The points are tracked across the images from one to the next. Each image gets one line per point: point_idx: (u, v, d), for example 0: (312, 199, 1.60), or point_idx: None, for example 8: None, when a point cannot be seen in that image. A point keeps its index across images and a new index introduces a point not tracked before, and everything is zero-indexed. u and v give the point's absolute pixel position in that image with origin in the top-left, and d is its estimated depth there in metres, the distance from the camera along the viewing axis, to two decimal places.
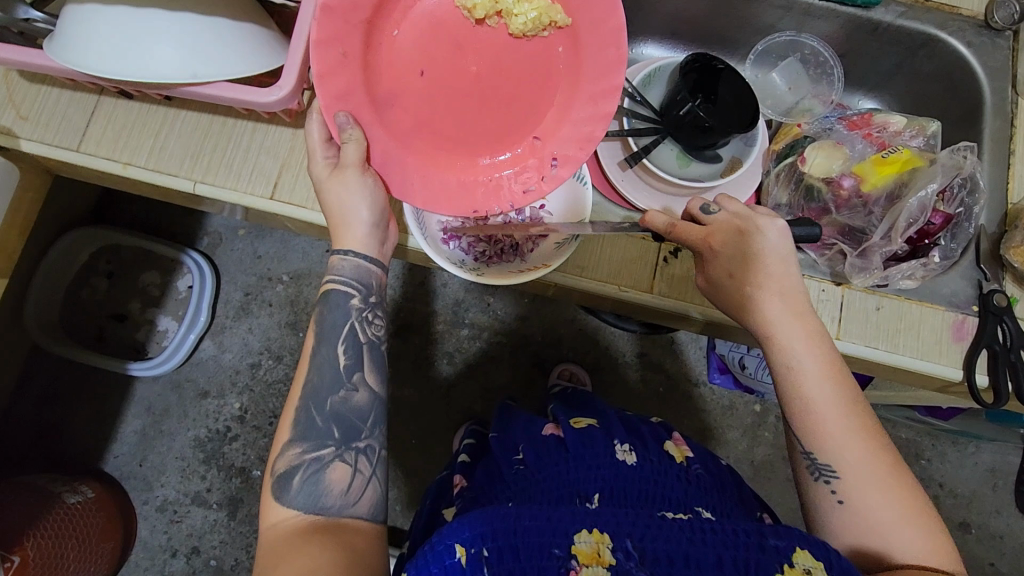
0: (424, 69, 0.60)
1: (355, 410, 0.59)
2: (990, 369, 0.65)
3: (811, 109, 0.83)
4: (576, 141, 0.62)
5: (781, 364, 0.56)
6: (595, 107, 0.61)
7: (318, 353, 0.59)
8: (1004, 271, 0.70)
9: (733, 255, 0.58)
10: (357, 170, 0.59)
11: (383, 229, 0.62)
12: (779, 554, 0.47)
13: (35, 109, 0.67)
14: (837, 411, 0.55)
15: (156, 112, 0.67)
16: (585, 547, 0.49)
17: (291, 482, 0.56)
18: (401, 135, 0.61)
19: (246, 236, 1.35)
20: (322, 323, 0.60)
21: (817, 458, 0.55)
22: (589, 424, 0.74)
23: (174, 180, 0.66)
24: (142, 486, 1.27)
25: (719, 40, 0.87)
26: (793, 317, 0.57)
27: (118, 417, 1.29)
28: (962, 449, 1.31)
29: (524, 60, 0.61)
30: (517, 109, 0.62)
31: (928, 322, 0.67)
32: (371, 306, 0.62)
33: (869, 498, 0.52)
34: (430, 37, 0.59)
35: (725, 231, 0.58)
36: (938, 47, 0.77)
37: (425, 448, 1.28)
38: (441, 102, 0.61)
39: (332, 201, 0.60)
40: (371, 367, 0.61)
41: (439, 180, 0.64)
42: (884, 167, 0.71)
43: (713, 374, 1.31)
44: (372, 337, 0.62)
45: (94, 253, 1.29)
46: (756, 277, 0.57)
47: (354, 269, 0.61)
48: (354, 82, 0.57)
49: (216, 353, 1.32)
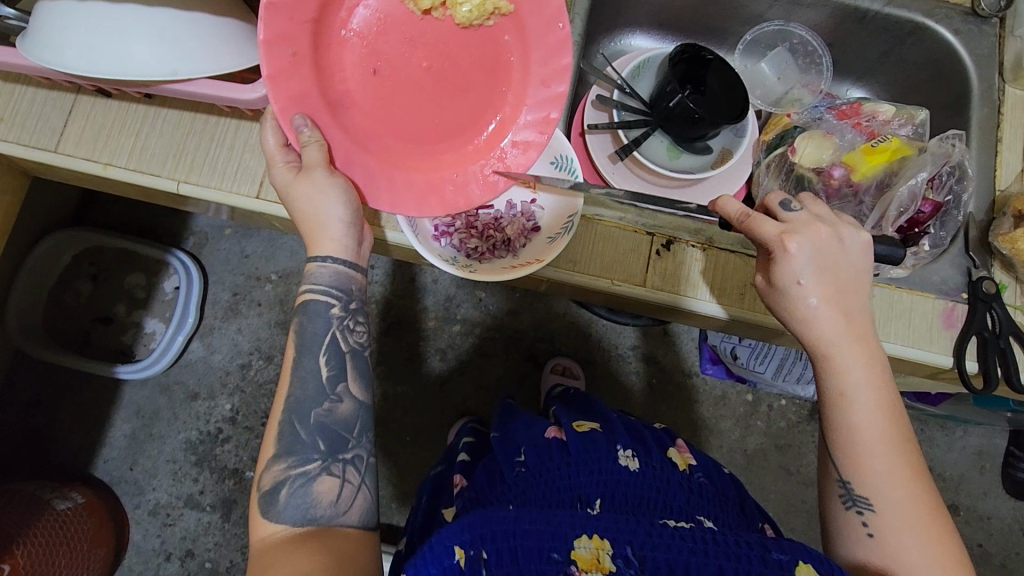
0: (378, 68, 0.58)
1: (339, 421, 0.57)
2: (980, 357, 0.65)
3: (800, 99, 0.84)
4: (537, 125, 0.60)
5: (833, 389, 0.55)
6: (549, 90, 0.59)
7: (300, 364, 0.57)
8: (992, 258, 0.70)
9: (806, 262, 0.54)
10: (324, 171, 0.56)
11: (359, 229, 0.60)
12: (783, 569, 0.47)
13: (11, 110, 0.65)
14: (885, 445, 0.53)
15: (136, 111, 0.66)
16: (584, 553, 0.48)
17: (277, 497, 0.54)
18: (362, 136, 0.59)
19: (232, 236, 1.33)
20: (303, 334, 0.58)
21: (854, 488, 0.53)
22: (591, 428, 0.75)
23: (157, 180, 0.65)
24: (134, 490, 1.26)
25: (708, 30, 0.86)
26: (854, 338, 0.55)
27: (107, 421, 1.27)
28: (950, 433, 1.33)
29: (473, 49, 0.59)
30: (474, 100, 0.60)
31: (919, 309, 0.68)
32: (352, 313, 0.60)
33: (903, 536, 0.51)
34: (380, 36, 0.57)
35: (806, 234, 0.54)
36: (926, 35, 0.77)
37: (419, 445, 1.27)
38: (397, 101, 0.59)
39: (300, 204, 0.58)
40: (355, 377, 0.59)
41: (408, 182, 0.60)
42: (874, 156, 0.71)
43: (705, 364, 1.31)
44: (354, 345, 0.60)
45: (76, 256, 1.26)
46: (824, 287, 0.54)
47: (333, 276, 0.59)
48: (308, 85, 0.55)
49: (205, 355, 1.30)
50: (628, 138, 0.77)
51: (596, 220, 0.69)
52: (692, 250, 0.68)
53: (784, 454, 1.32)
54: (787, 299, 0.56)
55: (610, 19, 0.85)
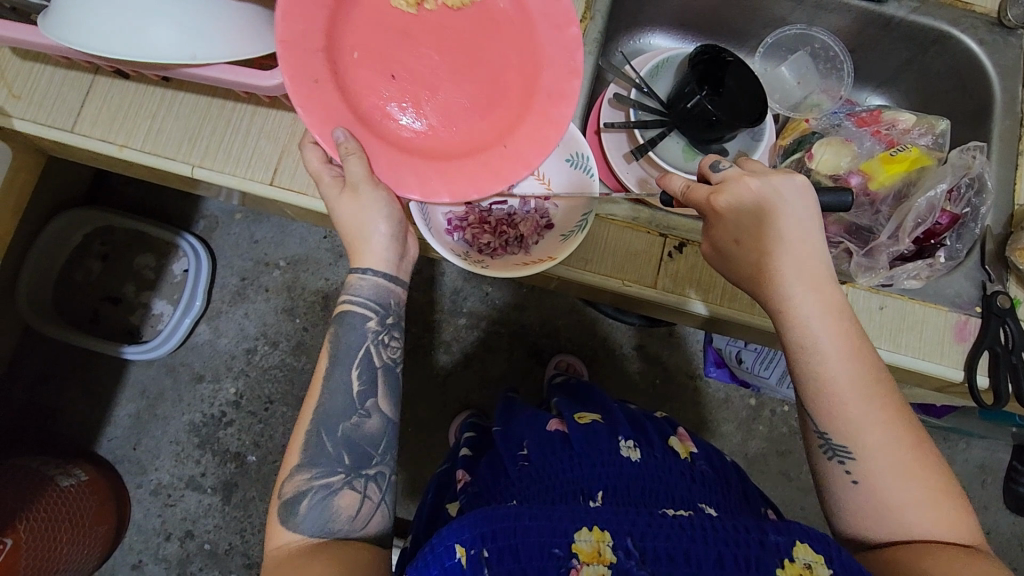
0: (394, 72, 0.58)
1: (366, 436, 0.57)
2: (991, 371, 0.65)
3: (818, 105, 0.83)
4: (564, 75, 0.58)
5: (795, 340, 0.53)
6: (563, 34, 0.58)
7: (331, 375, 0.57)
8: (1008, 273, 0.70)
9: (740, 220, 0.54)
10: (368, 185, 0.56)
11: (401, 241, 0.60)
12: (778, 551, 0.47)
13: (28, 87, 0.65)
14: (856, 390, 0.51)
15: (152, 94, 0.65)
16: (586, 546, 0.48)
17: (298, 507, 0.54)
18: (398, 142, 0.58)
19: (242, 221, 1.33)
20: (337, 343, 0.58)
21: (831, 438, 0.52)
22: (592, 419, 0.75)
23: (171, 164, 0.65)
24: (137, 469, 1.27)
25: (728, 31, 0.85)
26: (807, 283, 0.53)
27: (113, 400, 1.29)
28: (953, 445, 1.32)
29: (475, 26, 0.60)
30: (495, 71, 0.60)
31: (931, 322, 0.67)
32: (388, 328, 0.60)
33: (886, 477, 0.50)
34: (382, 41, 0.58)
35: (735, 192, 0.53)
36: (950, 44, 0.76)
37: (421, 436, 1.28)
38: (423, 97, 0.59)
39: (344, 219, 0.58)
40: (385, 393, 0.59)
41: (456, 171, 0.58)
42: (892, 165, 0.70)
43: (710, 367, 1.31)
44: (387, 360, 0.59)
45: (87, 234, 1.27)
46: (765, 239, 0.53)
47: (373, 289, 0.59)
48: (337, 104, 0.55)
49: (211, 338, 1.31)
50: (644, 138, 0.76)
51: (609, 219, 0.68)
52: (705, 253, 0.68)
53: (785, 460, 1.32)
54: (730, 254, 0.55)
55: (631, 16, 0.84)
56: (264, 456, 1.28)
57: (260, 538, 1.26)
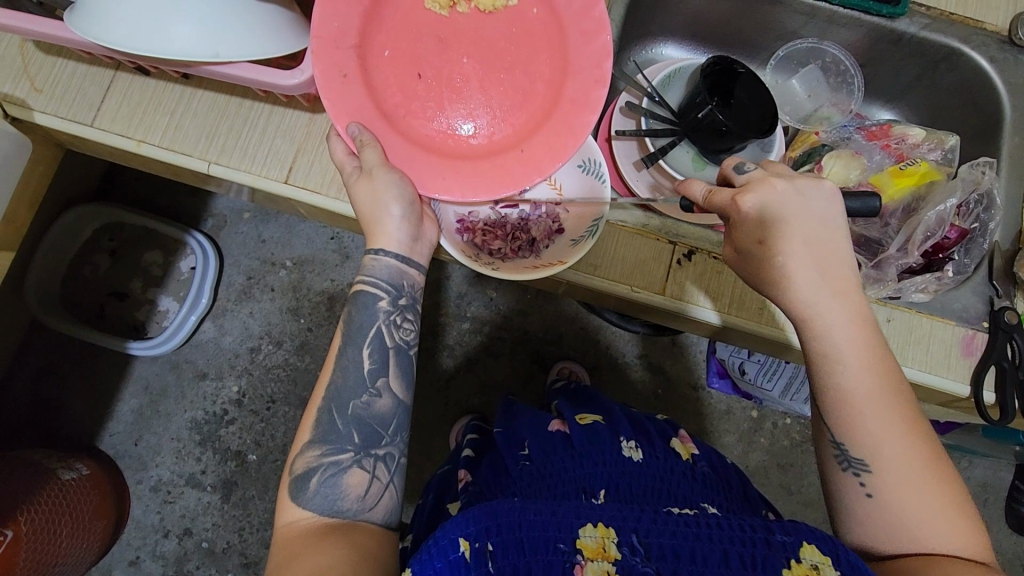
0: (421, 72, 0.60)
1: (377, 416, 0.57)
2: (998, 387, 0.65)
3: (829, 118, 0.83)
4: (588, 83, 0.58)
5: (818, 350, 0.53)
6: (592, 43, 0.58)
7: (344, 353, 0.57)
8: (1016, 288, 0.69)
9: (762, 221, 0.53)
10: (383, 171, 0.57)
11: (416, 224, 0.60)
12: (785, 550, 0.47)
13: (50, 81, 0.65)
14: (878, 404, 0.51)
15: (172, 91, 0.66)
16: (591, 542, 0.49)
17: (308, 483, 0.54)
18: (418, 139, 0.60)
19: (250, 220, 1.34)
20: (351, 323, 0.58)
21: (848, 449, 0.52)
22: (594, 420, 0.75)
23: (188, 159, 0.65)
24: (137, 465, 1.27)
25: (740, 44, 0.86)
26: (834, 293, 0.53)
27: (116, 395, 1.29)
28: (955, 463, 1.31)
29: (506, 30, 0.61)
30: (521, 76, 0.61)
31: (938, 336, 0.67)
32: (400, 309, 0.60)
33: (900, 493, 0.50)
34: (415, 42, 0.60)
35: (761, 191, 0.53)
36: (961, 61, 0.77)
37: (421, 439, 1.28)
38: (447, 97, 0.61)
39: (361, 201, 0.58)
40: (396, 374, 0.58)
41: (472, 171, 0.60)
42: (901, 179, 0.71)
43: (712, 378, 1.31)
44: (400, 342, 0.59)
45: (97, 230, 1.28)
46: (790, 245, 0.52)
47: (387, 270, 0.59)
48: (362, 99, 0.57)
49: (216, 335, 1.31)
50: (654, 147, 0.76)
51: (619, 225, 0.69)
52: (714, 261, 0.68)
53: (785, 473, 1.32)
54: (755, 259, 0.55)
55: (643, 26, 0.85)
56: (264, 455, 1.29)
57: (258, 537, 1.26)
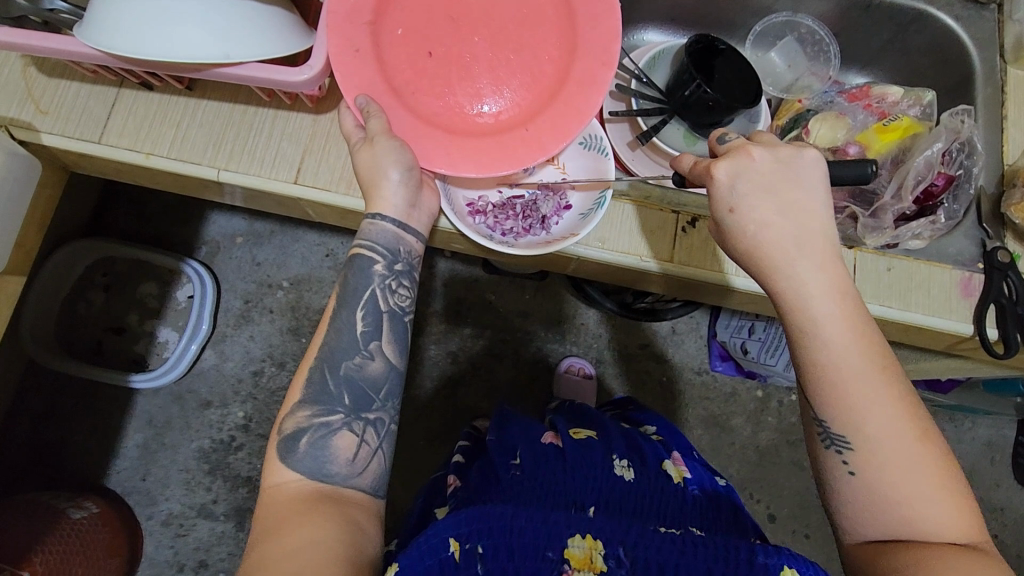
0: (432, 50, 0.63)
1: (369, 380, 0.58)
2: (999, 323, 0.67)
3: (809, 87, 0.87)
4: (598, 57, 0.61)
5: (797, 327, 0.53)
6: (603, 22, 0.61)
7: (338, 316, 0.59)
8: (1005, 229, 0.73)
9: (735, 187, 0.54)
10: (387, 138, 0.59)
11: (415, 192, 0.61)
12: (768, 571, 0.49)
13: (54, 103, 0.66)
14: (861, 379, 0.51)
15: (177, 102, 0.67)
16: (578, 552, 0.52)
17: (297, 443, 0.55)
18: (424, 114, 0.62)
19: (244, 244, 1.34)
20: (346, 286, 0.60)
21: (831, 428, 0.52)
22: (587, 435, 0.76)
23: (197, 167, 0.66)
24: (146, 501, 1.25)
25: (718, 23, 0.90)
26: (816, 266, 0.53)
27: (120, 431, 1.27)
28: (959, 424, 1.34)
29: (518, 12, 0.63)
30: (530, 56, 0.63)
31: (938, 280, 0.70)
32: (396, 274, 0.61)
33: (883, 470, 0.51)
34: (427, 22, 0.63)
35: (734, 159, 0.54)
36: (928, 22, 0.81)
37: (433, 449, 1.27)
38: (455, 75, 0.63)
39: (363, 166, 0.59)
40: (390, 339, 0.60)
41: (475, 146, 0.61)
42: (886, 135, 0.75)
43: (714, 361, 1.33)
44: (394, 307, 0.61)
45: (90, 266, 1.28)
46: (760, 215, 0.53)
47: (382, 234, 0.61)
48: (372, 74, 0.60)
49: (217, 362, 1.31)
50: (646, 126, 0.79)
51: (624, 200, 0.71)
52: None
53: (796, 450, 1.33)
54: (727, 230, 0.55)
55: None
56: None
57: None
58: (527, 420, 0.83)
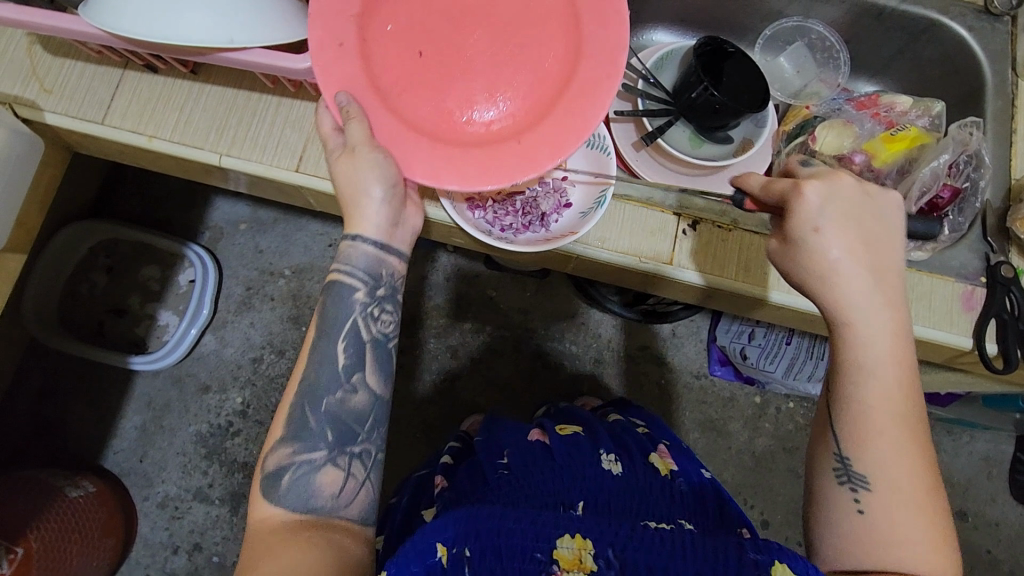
0: (423, 48, 0.61)
1: (352, 412, 0.59)
2: (999, 338, 0.67)
3: (817, 94, 0.85)
4: (598, 66, 0.59)
5: (849, 360, 0.54)
6: (607, 32, 0.59)
7: (318, 349, 0.59)
8: (1009, 244, 0.72)
9: (825, 209, 0.53)
10: (367, 148, 0.58)
11: (394, 209, 0.62)
12: (759, 568, 0.49)
13: (59, 83, 0.66)
14: (892, 425, 0.53)
15: (181, 86, 0.67)
16: (567, 553, 0.51)
17: (281, 480, 0.56)
18: (408, 116, 0.61)
19: (247, 231, 1.35)
20: (326, 316, 0.60)
21: (852, 463, 0.54)
22: (574, 431, 0.77)
23: (199, 152, 0.66)
24: (143, 482, 1.26)
25: (728, 26, 0.89)
26: (883, 306, 0.54)
27: (119, 412, 1.28)
28: (957, 438, 1.33)
29: (518, 14, 0.61)
30: (527, 61, 0.61)
31: (939, 292, 0.69)
32: (378, 300, 0.61)
33: (893, 513, 0.52)
34: (419, 20, 0.61)
35: (835, 184, 0.54)
36: (940, 32, 0.80)
37: (429, 442, 1.28)
38: (446, 76, 0.61)
39: (342, 180, 0.59)
40: (372, 369, 0.60)
41: (459, 155, 0.60)
42: (893, 144, 0.74)
43: (714, 366, 1.33)
44: (377, 334, 0.61)
45: (94, 247, 1.28)
46: (843, 243, 0.54)
47: (363, 260, 0.60)
48: (355, 70, 0.58)
49: (217, 348, 1.31)
50: (652, 127, 0.78)
51: (625, 201, 0.71)
52: (719, 231, 0.70)
53: (792, 457, 1.33)
54: (807, 250, 0.54)
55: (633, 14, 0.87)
56: None
57: None
58: (515, 423, 0.82)
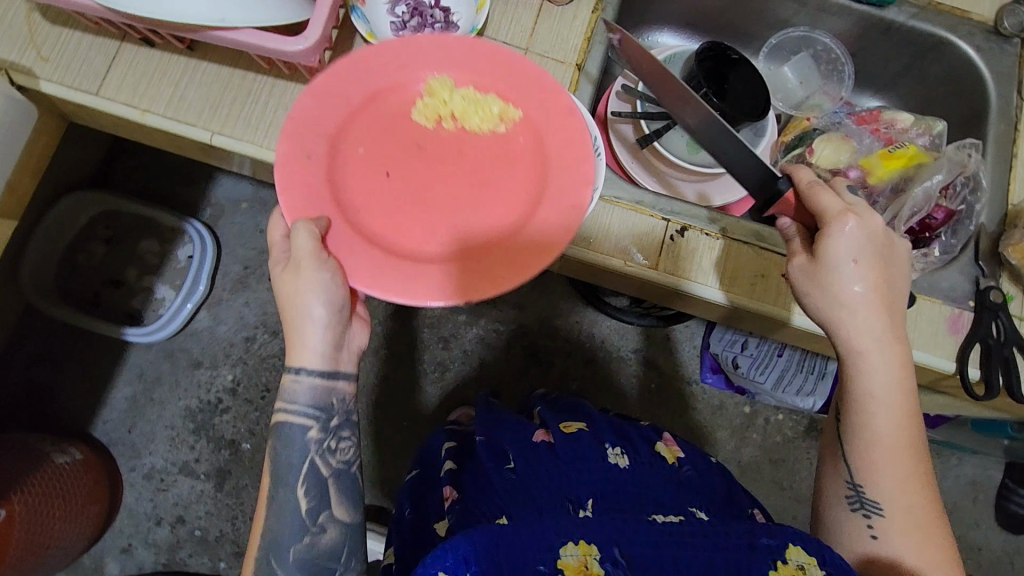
0: (391, 171, 0.61)
1: (322, 551, 0.57)
2: (982, 364, 0.66)
3: (819, 105, 0.88)
4: (561, 207, 0.60)
5: (863, 391, 0.56)
6: (575, 174, 0.60)
7: (278, 498, 0.57)
8: (1001, 269, 0.71)
9: (857, 241, 0.55)
10: (312, 263, 0.55)
11: (341, 327, 0.58)
12: (772, 552, 0.50)
13: (56, 51, 0.66)
14: (901, 451, 0.56)
15: (176, 62, 0.67)
16: (571, 560, 0.49)
17: None
18: (367, 232, 0.59)
19: (247, 210, 1.35)
20: (279, 462, 0.58)
21: (864, 491, 0.56)
22: (578, 427, 0.75)
23: (191, 129, 0.66)
24: (131, 453, 1.27)
25: (735, 32, 0.88)
26: (895, 340, 0.56)
27: (110, 382, 1.29)
28: (945, 460, 1.32)
29: (489, 148, 0.63)
30: (493, 192, 0.62)
31: (926, 313, 0.68)
32: (332, 432, 0.59)
33: (903, 539, 0.54)
34: (389, 146, 0.62)
35: (868, 218, 0.56)
36: (948, 50, 0.78)
37: (416, 431, 1.28)
38: (410, 198, 0.61)
39: (288, 312, 0.56)
40: (338, 501, 0.59)
41: (417, 273, 0.58)
42: (889, 161, 0.74)
43: (705, 373, 1.31)
44: (337, 464, 0.59)
45: (94, 217, 1.29)
46: (871, 276, 0.55)
47: (310, 396, 0.58)
48: (319, 187, 0.58)
49: (211, 324, 1.32)
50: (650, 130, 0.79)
51: (614, 202, 0.70)
52: (707, 239, 0.70)
53: (778, 468, 1.33)
54: (838, 280, 0.56)
55: (640, 14, 0.86)
56: (258, 445, 1.28)
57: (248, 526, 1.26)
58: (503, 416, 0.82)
